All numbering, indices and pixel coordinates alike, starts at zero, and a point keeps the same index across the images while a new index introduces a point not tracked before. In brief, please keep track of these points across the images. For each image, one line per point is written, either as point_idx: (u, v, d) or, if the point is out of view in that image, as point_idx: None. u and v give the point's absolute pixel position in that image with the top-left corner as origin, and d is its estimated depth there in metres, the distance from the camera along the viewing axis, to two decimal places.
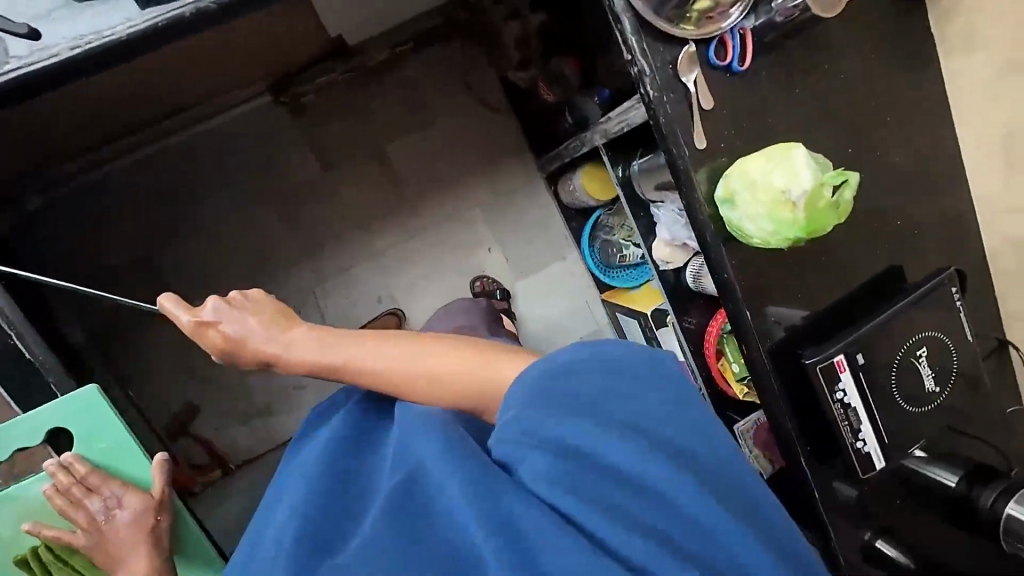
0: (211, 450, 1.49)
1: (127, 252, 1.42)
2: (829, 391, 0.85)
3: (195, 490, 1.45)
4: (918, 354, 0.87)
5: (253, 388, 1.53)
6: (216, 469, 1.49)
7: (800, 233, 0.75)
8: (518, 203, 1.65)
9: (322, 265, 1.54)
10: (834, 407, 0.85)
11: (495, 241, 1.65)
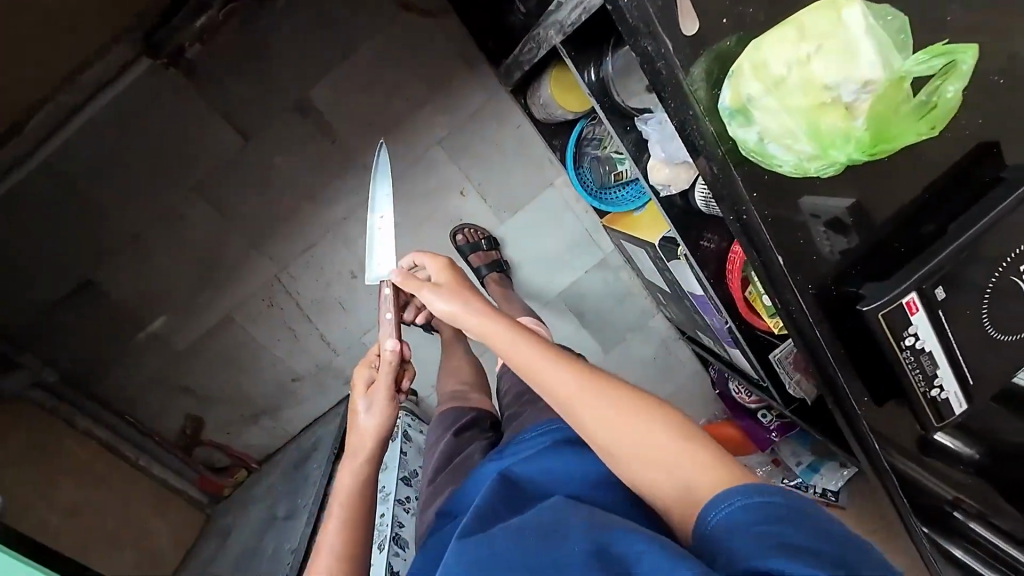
0: (230, 453, 1.48)
1: (66, 279, 1.29)
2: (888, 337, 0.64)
3: (226, 493, 1.46)
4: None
5: (251, 390, 1.46)
6: (240, 470, 1.49)
7: (857, 153, 0.51)
8: (485, 130, 1.36)
9: (278, 250, 1.36)
10: (903, 355, 0.65)
11: (469, 182, 1.39)
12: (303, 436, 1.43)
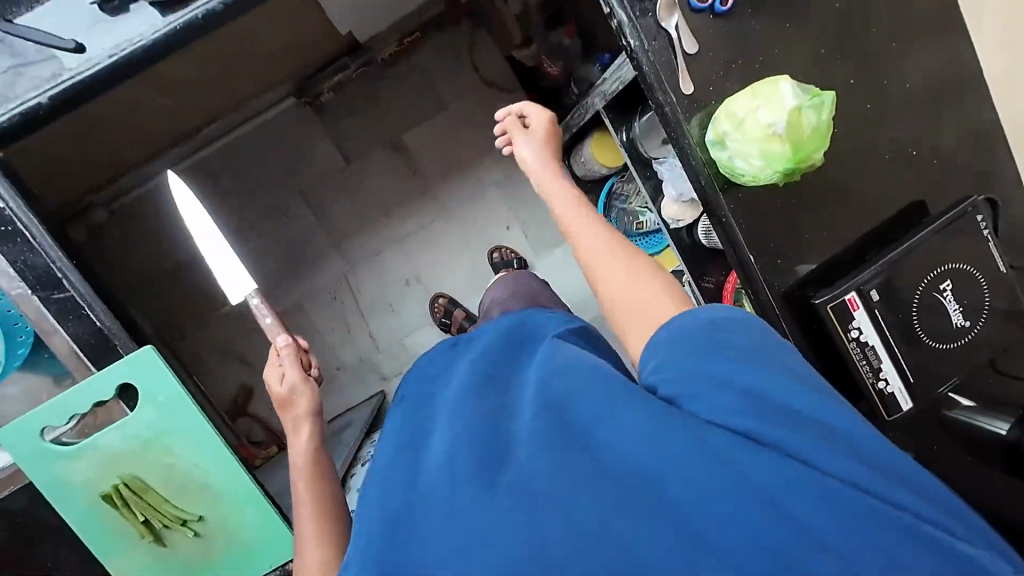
0: (268, 428, 1.63)
1: (182, 251, 1.58)
2: (841, 333, 0.82)
3: (257, 463, 1.53)
4: (943, 288, 0.83)
5: None
6: (273, 446, 1.61)
7: (788, 167, 0.75)
8: None
9: (352, 252, 1.64)
10: (850, 346, 0.82)
11: (515, 220, 1.68)
12: (338, 417, 1.58)
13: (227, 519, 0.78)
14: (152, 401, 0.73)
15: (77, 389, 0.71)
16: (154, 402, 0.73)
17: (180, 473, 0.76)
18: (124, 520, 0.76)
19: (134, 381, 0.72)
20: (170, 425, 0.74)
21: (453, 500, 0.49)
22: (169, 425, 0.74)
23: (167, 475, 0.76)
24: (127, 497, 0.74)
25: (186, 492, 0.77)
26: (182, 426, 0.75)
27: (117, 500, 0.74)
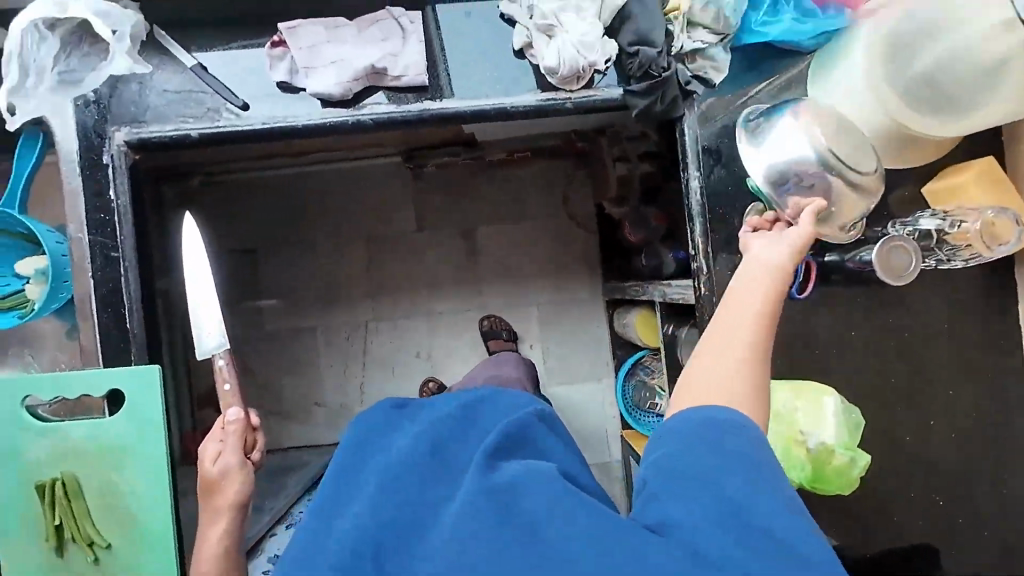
0: None
1: (239, 244, 1.66)
2: None
3: None
4: None
5: (282, 393, 1.64)
6: None
7: (803, 480, 0.77)
8: (572, 317, 1.72)
9: (383, 306, 1.69)
10: None
11: (540, 342, 1.70)
12: (295, 452, 1.55)
13: (132, 560, 0.76)
14: (133, 415, 0.75)
15: (76, 376, 0.73)
16: (135, 416, 0.75)
17: (116, 494, 0.75)
18: (46, 518, 0.74)
19: (130, 391, 0.74)
20: (136, 442, 0.75)
21: (404, 552, 0.53)
22: (135, 442, 0.75)
23: (103, 491, 0.75)
24: (57, 498, 0.73)
25: (115, 515, 0.75)
26: (144, 450, 0.75)
27: (48, 496, 0.73)
